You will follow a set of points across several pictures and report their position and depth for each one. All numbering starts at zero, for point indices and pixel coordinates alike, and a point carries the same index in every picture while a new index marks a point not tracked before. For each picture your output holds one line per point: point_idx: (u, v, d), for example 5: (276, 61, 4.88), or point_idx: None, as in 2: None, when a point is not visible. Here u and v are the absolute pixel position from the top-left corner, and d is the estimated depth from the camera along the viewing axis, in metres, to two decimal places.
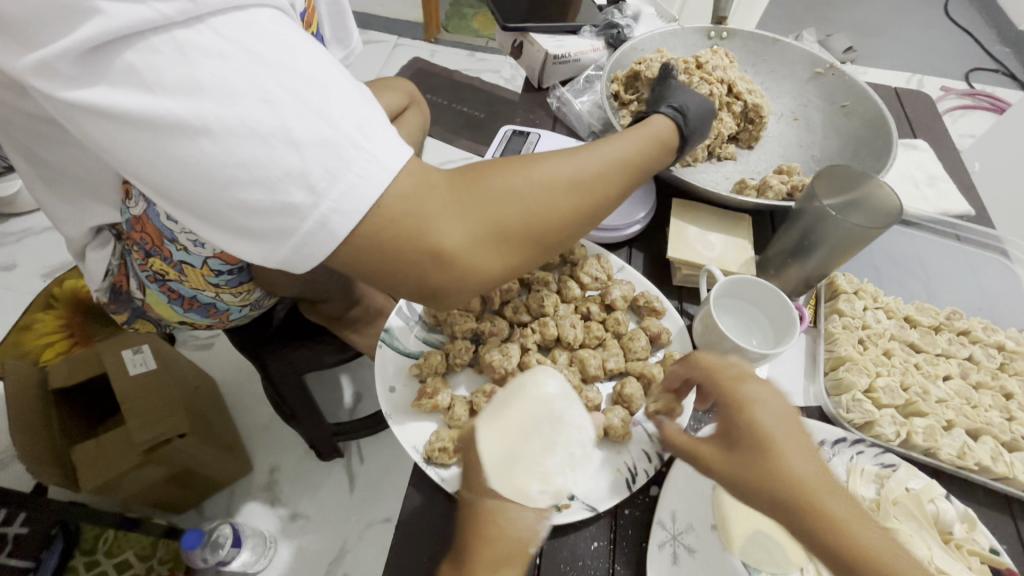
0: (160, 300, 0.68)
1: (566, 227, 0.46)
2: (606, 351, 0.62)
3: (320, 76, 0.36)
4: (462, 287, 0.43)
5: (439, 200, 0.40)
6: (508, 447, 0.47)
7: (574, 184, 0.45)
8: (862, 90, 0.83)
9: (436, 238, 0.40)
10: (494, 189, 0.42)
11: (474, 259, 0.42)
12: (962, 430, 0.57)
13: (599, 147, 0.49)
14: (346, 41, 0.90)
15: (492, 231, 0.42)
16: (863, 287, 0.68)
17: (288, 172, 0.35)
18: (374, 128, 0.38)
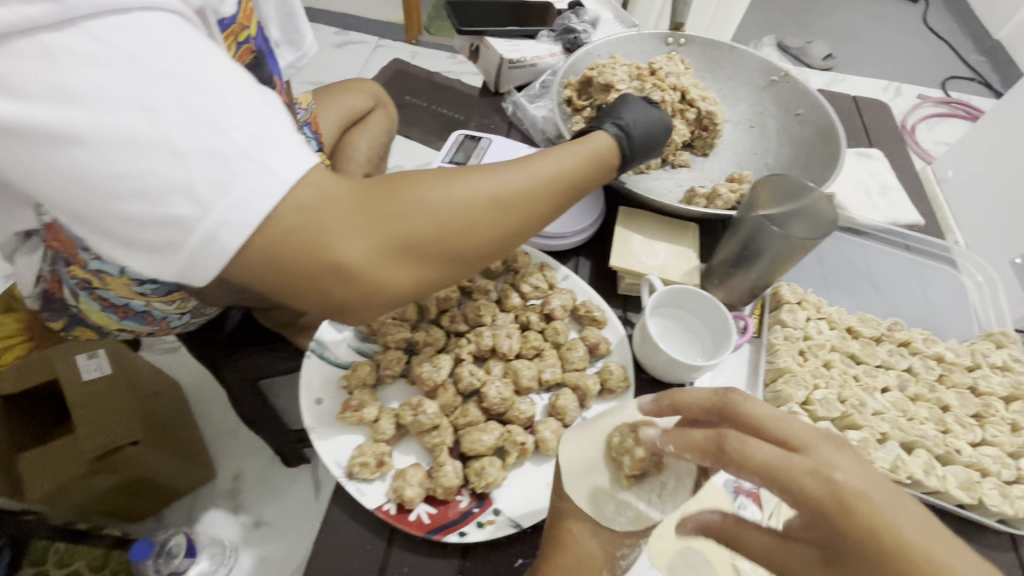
0: (92, 309, 0.66)
1: (486, 246, 0.44)
2: (543, 362, 0.61)
3: (212, 81, 0.34)
4: (370, 302, 0.42)
5: (344, 214, 0.38)
6: (590, 462, 0.47)
7: (497, 202, 0.43)
8: (815, 99, 0.84)
9: (338, 254, 0.38)
10: (407, 206, 0.41)
11: (380, 275, 0.40)
12: (896, 443, 0.57)
13: (532, 160, 0.46)
14: (298, 43, 0.83)
15: (402, 248, 0.41)
16: (806, 297, 0.68)
17: (172, 184, 0.33)
18: (272, 137, 0.36)
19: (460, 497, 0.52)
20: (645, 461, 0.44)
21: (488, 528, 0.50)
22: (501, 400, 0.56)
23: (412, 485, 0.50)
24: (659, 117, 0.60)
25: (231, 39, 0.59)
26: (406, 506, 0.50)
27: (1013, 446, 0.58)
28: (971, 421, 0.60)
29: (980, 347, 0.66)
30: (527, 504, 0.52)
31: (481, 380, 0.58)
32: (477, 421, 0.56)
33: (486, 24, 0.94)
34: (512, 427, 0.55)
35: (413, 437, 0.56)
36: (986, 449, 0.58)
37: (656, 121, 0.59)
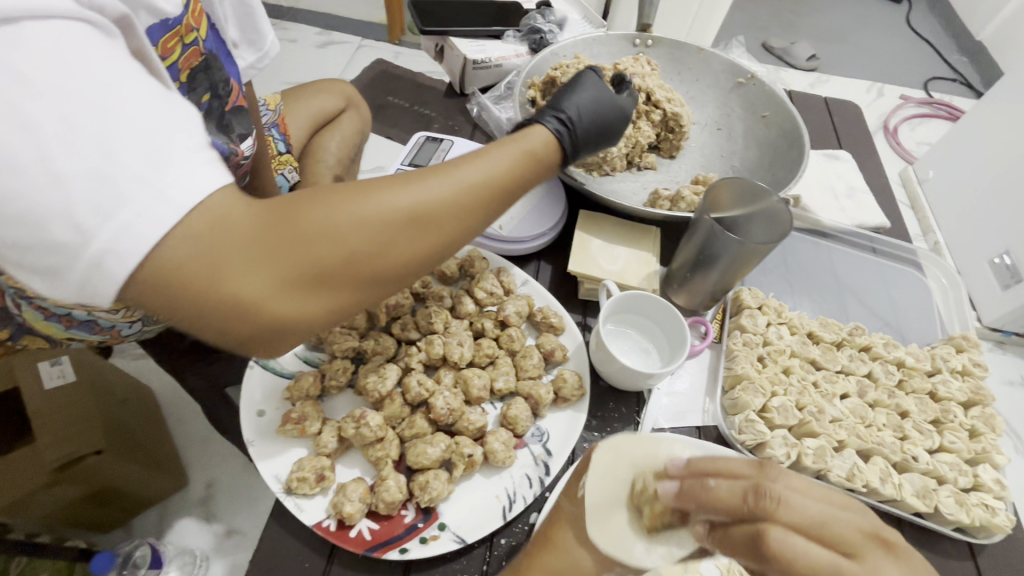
0: (35, 320, 0.62)
1: (411, 263, 0.39)
2: (496, 370, 0.59)
3: (104, 93, 0.29)
4: (283, 337, 0.37)
5: (236, 245, 0.33)
6: (611, 483, 0.40)
7: (420, 219, 0.39)
8: (780, 100, 0.83)
9: (234, 293, 0.33)
10: (314, 229, 0.36)
11: (289, 310, 0.36)
12: (853, 451, 0.56)
13: (462, 167, 0.41)
14: (259, 44, 0.74)
15: (312, 277, 0.36)
16: (767, 302, 0.67)
17: (50, 208, 0.28)
18: (173, 155, 0.30)
19: (405, 511, 0.50)
20: (668, 513, 0.37)
21: (431, 544, 0.49)
22: (449, 411, 0.55)
23: (352, 501, 0.48)
24: (604, 108, 0.57)
25: (174, 40, 0.51)
26: (346, 522, 0.48)
27: (971, 452, 0.57)
28: (930, 427, 0.59)
29: (941, 352, 0.65)
30: (474, 519, 0.51)
31: (429, 391, 0.56)
32: (424, 433, 0.54)
33: (451, 24, 0.93)
34: (460, 438, 0.53)
35: (357, 450, 0.54)
36: (944, 455, 0.57)
37: (599, 117, 0.56)
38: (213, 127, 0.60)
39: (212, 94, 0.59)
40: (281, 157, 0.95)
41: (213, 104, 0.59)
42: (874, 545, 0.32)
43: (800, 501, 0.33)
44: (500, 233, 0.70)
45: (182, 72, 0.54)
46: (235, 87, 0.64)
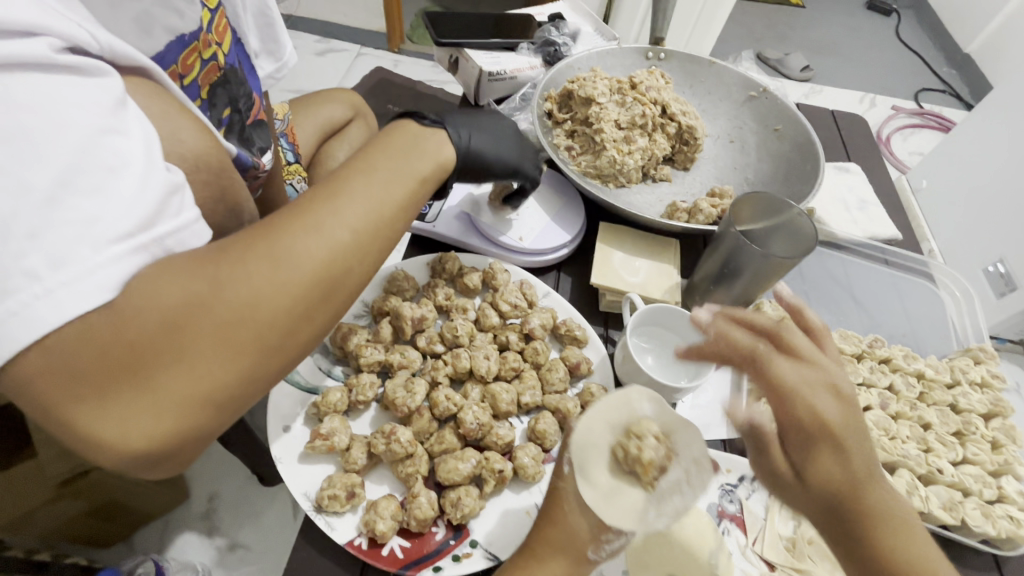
0: None
1: (310, 321, 0.34)
2: (522, 384, 0.59)
3: (35, 165, 0.25)
4: (184, 454, 0.32)
5: (89, 369, 0.26)
6: (597, 446, 0.46)
7: (303, 277, 0.33)
8: (793, 114, 0.84)
9: (108, 424, 0.28)
10: (179, 317, 0.29)
11: (186, 425, 0.30)
12: (879, 463, 0.56)
13: (338, 208, 0.36)
14: (277, 54, 0.73)
15: (200, 382, 0.29)
16: (788, 314, 0.68)
17: None
18: (79, 251, 0.25)
19: (435, 528, 0.50)
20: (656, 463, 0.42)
21: (464, 562, 0.48)
22: (478, 426, 0.54)
23: (384, 518, 0.48)
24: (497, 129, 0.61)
25: (193, 57, 0.50)
26: (378, 540, 0.48)
27: (994, 464, 0.58)
28: (953, 439, 0.60)
29: (960, 363, 0.66)
30: (506, 537, 0.50)
31: (457, 405, 0.56)
32: (452, 449, 0.54)
33: (464, 36, 0.93)
34: (490, 453, 0.53)
35: (385, 466, 0.54)
36: (968, 467, 0.58)
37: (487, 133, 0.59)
38: (236, 141, 0.58)
39: (232, 108, 0.57)
40: (290, 167, 0.90)
41: (234, 117, 0.58)
42: (822, 389, 0.40)
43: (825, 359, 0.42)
44: (521, 245, 0.70)
45: (202, 89, 0.53)
46: (254, 102, 0.63)
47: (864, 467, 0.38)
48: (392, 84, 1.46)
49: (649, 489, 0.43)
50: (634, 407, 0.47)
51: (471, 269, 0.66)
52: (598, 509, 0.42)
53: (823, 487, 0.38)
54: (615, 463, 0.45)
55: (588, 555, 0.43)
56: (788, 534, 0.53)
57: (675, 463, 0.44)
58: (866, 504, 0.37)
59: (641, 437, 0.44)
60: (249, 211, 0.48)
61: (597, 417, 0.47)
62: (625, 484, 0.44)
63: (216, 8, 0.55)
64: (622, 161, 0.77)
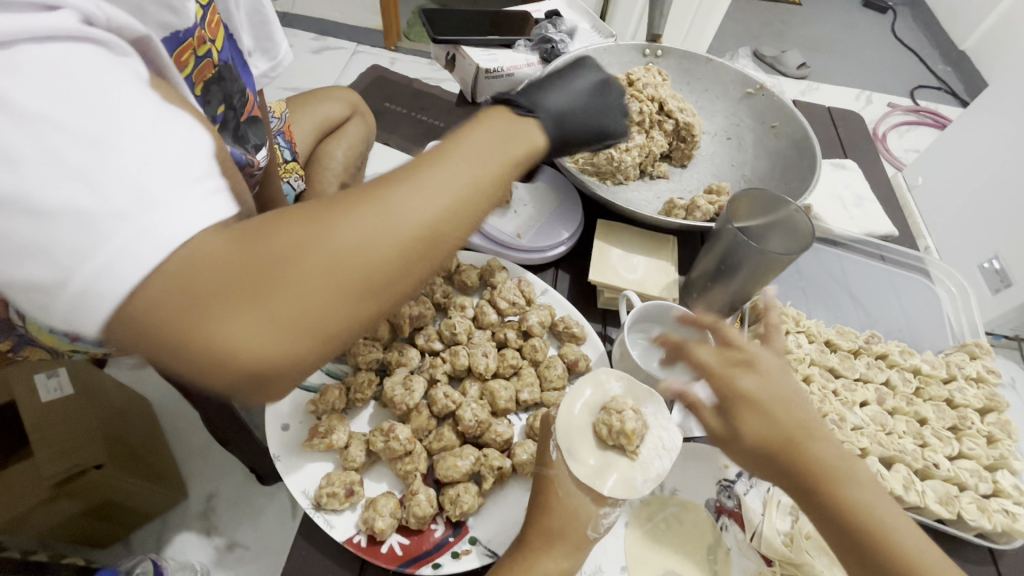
0: (39, 333, 0.52)
1: (410, 271, 0.32)
2: (520, 381, 0.59)
3: (103, 124, 0.25)
4: (275, 393, 0.31)
5: (204, 278, 0.27)
6: (582, 429, 0.45)
7: (406, 225, 0.31)
8: (790, 111, 0.84)
9: (205, 347, 0.27)
10: (289, 245, 0.29)
11: (278, 359, 0.28)
12: (877, 459, 0.56)
13: (447, 165, 0.34)
14: (271, 52, 0.73)
15: (296, 308, 0.28)
16: (785, 310, 0.68)
17: (36, 250, 0.25)
18: (169, 193, 0.26)
19: (434, 525, 0.50)
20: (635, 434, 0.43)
21: (463, 559, 0.48)
22: (477, 423, 0.54)
23: (383, 516, 0.48)
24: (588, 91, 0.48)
25: (187, 53, 0.50)
26: (377, 537, 0.48)
27: (989, 459, 0.59)
28: (948, 434, 0.60)
29: (956, 359, 0.67)
30: (504, 533, 0.50)
31: (456, 403, 0.56)
32: (451, 446, 0.54)
33: (461, 33, 0.93)
34: (488, 451, 0.53)
35: (384, 463, 0.54)
36: (964, 462, 0.58)
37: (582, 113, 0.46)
38: (230, 139, 0.59)
39: (226, 105, 0.57)
40: (287, 165, 0.90)
41: (227, 115, 0.58)
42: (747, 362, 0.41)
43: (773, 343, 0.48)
44: (518, 242, 0.70)
45: (197, 85, 0.53)
46: (248, 98, 0.63)
47: (800, 424, 0.38)
48: (388, 82, 1.46)
49: (635, 458, 0.44)
50: (605, 385, 0.48)
51: (469, 267, 0.66)
52: (594, 483, 0.42)
53: (761, 443, 0.38)
54: (599, 440, 0.45)
55: (588, 535, 0.45)
56: (787, 529, 0.53)
57: (651, 432, 0.45)
58: (812, 457, 0.38)
59: (620, 412, 0.44)
60: None
61: (575, 397, 0.47)
62: (611, 457, 0.44)
63: (209, 4, 0.55)
64: (620, 157, 0.77)
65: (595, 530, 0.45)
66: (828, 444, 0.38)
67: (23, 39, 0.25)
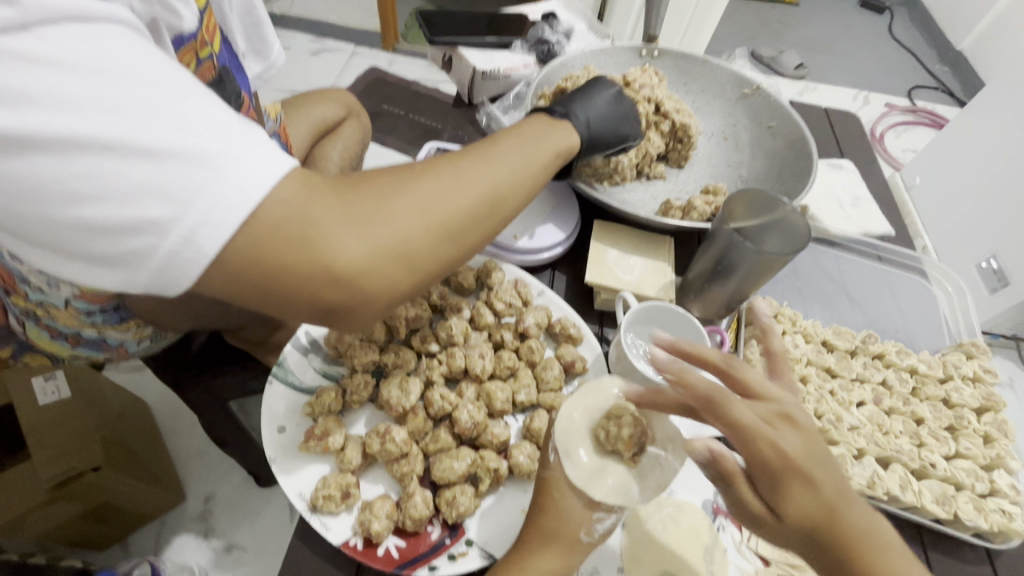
0: (39, 338, 0.55)
1: (473, 228, 0.41)
2: (517, 382, 0.59)
3: (191, 88, 0.32)
4: (362, 312, 0.38)
5: (333, 207, 0.35)
6: (581, 436, 0.45)
7: (469, 185, 0.41)
8: (786, 111, 0.84)
9: (323, 260, 0.34)
10: (388, 194, 0.37)
11: (375, 276, 0.36)
12: (873, 459, 0.56)
13: (496, 151, 0.44)
14: (265, 54, 0.73)
15: (393, 238, 0.36)
16: (781, 311, 0.68)
17: (139, 188, 0.30)
18: (253, 146, 0.32)
19: (431, 527, 0.50)
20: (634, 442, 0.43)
21: (460, 561, 0.48)
22: (473, 424, 0.54)
23: (379, 518, 0.48)
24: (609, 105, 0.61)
25: (191, 55, 0.50)
26: (373, 540, 0.47)
27: (986, 458, 0.59)
28: (945, 434, 0.60)
29: (952, 358, 0.67)
30: (501, 534, 0.50)
31: (452, 405, 0.56)
32: (448, 447, 0.54)
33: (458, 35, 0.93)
34: (485, 452, 0.53)
35: (381, 466, 0.54)
36: (960, 462, 0.58)
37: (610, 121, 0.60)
38: None
39: None
40: None
41: None
42: (781, 422, 0.38)
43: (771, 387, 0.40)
44: (515, 243, 0.70)
45: None
46: (245, 101, 0.63)
47: (834, 491, 0.37)
48: (386, 83, 1.46)
49: (634, 465, 0.44)
50: (609, 391, 0.48)
51: (466, 268, 0.66)
52: (587, 488, 0.43)
53: (802, 521, 0.36)
54: (598, 446, 0.45)
55: (581, 539, 0.44)
56: None
57: (653, 442, 0.45)
58: (846, 534, 0.36)
59: (619, 418, 0.44)
60: None
61: (577, 402, 0.47)
62: (609, 464, 0.44)
63: (207, 7, 0.55)
64: (617, 158, 0.77)
65: (588, 536, 0.45)
66: (858, 513, 0.37)
67: (68, 18, 0.29)
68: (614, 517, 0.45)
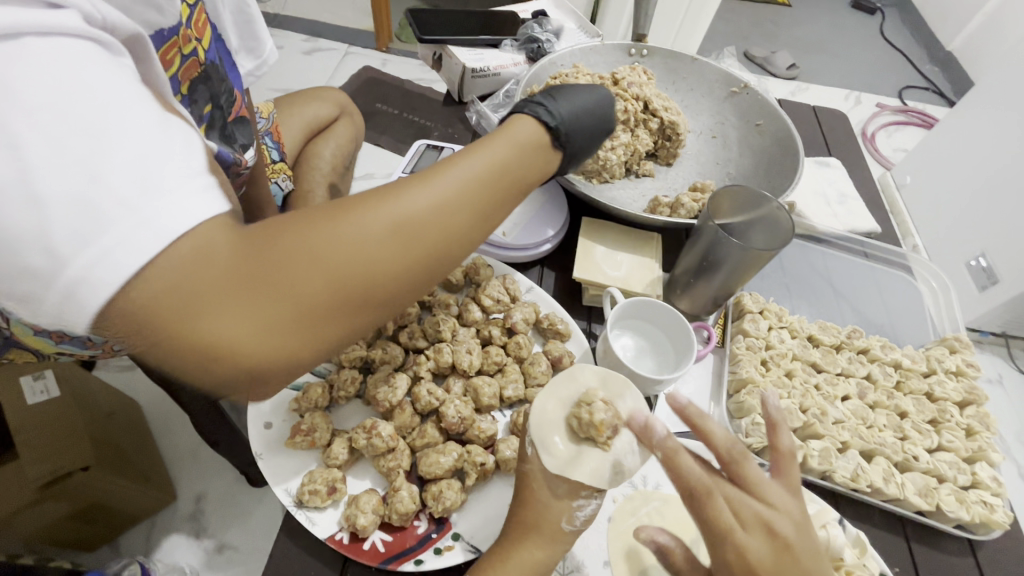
0: (21, 334, 0.51)
1: (400, 289, 0.32)
2: (504, 378, 0.59)
3: (106, 115, 0.25)
4: (260, 388, 0.31)
5: (204, 279, 0.27)
6: (555, 425, 0.46)
7: (409, 234, 0.31)
8: (773, 109, 0.84)
9: (196, 345, 0.27)
10: (283, 256, 0.29)
11: (268, 360, 0.29)
12: (856, 452, 0.57)
13: (456, 179, 0.34)
14: (257, 51, 0.73)
15: (281, 319, 0.28)
16: (767, 306, 0.68)
17: (23, 235, 0.24)
18: (167, 182, 0.25)
19: (418, 522, 0.50)
20: (606, 427, 0.43)
21: (446, 554, 0.48)
22: (460, 419, 0.54)
23: (365, 512, 0.48)
24: (594, 103, 0.46)
25: (173, 52, 0.50)
26: (359, 534, 0.48)
27: (969, 451, 0.59)
28: (928, 427, 0.61)
29: (936, 353, 0.67)
30: (487, 529, 0.50)
31: (439, 400, 0.56)
32: (435, 443, 0.54)
33: (448, 33, 0.94)
34: (472, 447, 0.53)
35: (367, 460, 0.54)
36: (943, 455, 0.59)
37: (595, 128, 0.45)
38: (217, 138, 0.58)
39: (213, 104, 0.57)
40: (275, 166, 0.89)
41: (215, 114, 0.58)
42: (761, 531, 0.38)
43: (785, 497, 0.40)
44: (504, 240, 0.70)
45: (183, 83, 0.53)
46: (235, 98, 0.63)
47: None
48: (379, 83, 1.47)
49: (609, 449, 0.44)
50: (580, 379, 0.48)
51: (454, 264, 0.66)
52: (564, 473, 0.43)
53: None
54: (572, 433, 0.45)
55: (563, 526, 0.45)
56: None
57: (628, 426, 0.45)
58: None
59: (590, 403, 0.44)
60: None
61: (549, 393, 0.47)
62: (584, 449, 0.44)
63: (196, 3, 0.55)
64: (606, 156, 0.77)
65: (573, 525, 0.45)
66: None
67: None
68: (595, 503, 0.45)
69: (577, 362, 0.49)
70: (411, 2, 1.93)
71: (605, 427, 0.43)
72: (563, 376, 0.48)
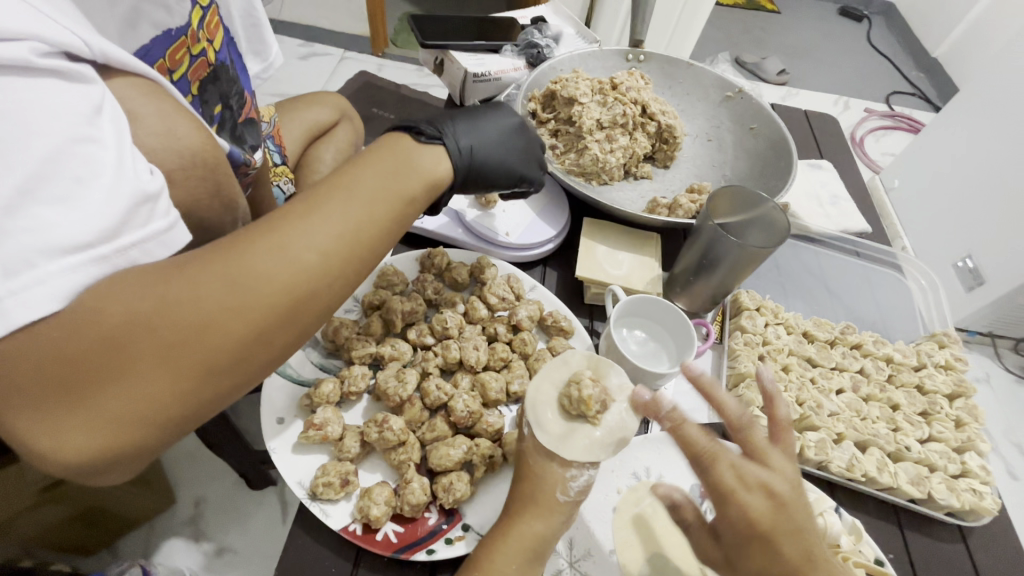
0: None
1: (268, 343, 0.33)
2: (511, 373, 0.61)
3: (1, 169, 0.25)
4: (131, 466, 0.31)
5: (32, 375, 0.27)
6: (547, 402, 0.49)
7: (258, 297, 0.32)
8: (767, 114, 0.87)
9: (48, 435, 0.28)
10: (127, 330, 0.28)
11: (121, 443, 0.29)
12: (851, 443, 0.59)
13: (310, 232, 0.35)
14: (263, 55, 0.75)
15: (144, 400, 0.29)
16: (764, 304, 0.71)
17: None
18: (32, 259, 0.25)
19: (428, 513, 0.51)
20: (594, 402, 0.46)
21: (456, 544, 0.49)
22: (468, 414, 0.56)
23: (378, 504, 0.49)
24: (501, 134, 0.60)
25: (182, 51, 0.51)
26: (372, 525, 0.49)
27: (958, 441, 0.62)
28: (919, 418, 0.63)
29: (925, 348, 0.70)
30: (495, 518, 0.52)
31: (448, 395, 0.57)
32: (444, 436, 0.56)
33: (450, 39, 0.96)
34: (480, 440, 0.55)
35: (378, 454, 0.55)
36: (934, 444, 0.61)
37: (492, 152, 0.57)
38: (227, 137, 0.58)
39: (224, 104, 0.58)
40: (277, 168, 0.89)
41: (226, 114, 0.58)
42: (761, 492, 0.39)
43: (783, 461, 0.42)
44: (508, 240, 0.72)
45: (193, 83, 0.54)
46: (246, 100, 0.64)
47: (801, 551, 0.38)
48: (376, 88, 1.48)
49: (598, 423, 0.48)
50: (571, 363, 0.52)
51: (460, 264, 0.68)
52: (558, 448, 0.46)
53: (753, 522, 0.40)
54: (565, 412, 0.49)
55: (558, 498, 0.46)
56: None
57: (617, 402, 0.49)
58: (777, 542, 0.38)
59: (579, 382, 0.48)
60: (243, 208, 0.47)
61: (543, 377, 0.51)
62: (576, 425, 0.48)
63: (209, 6, 0.56)
64: (604, 158, 0.79)
65: (566, 496, 0.47)
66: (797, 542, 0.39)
67: None
68: (590, 475, 0.47)
69: (568, 350, 0.52)
70: (406, 7, 1.95)
71: (592, 401, 0.46)
72: (557, 362, 0.51)
